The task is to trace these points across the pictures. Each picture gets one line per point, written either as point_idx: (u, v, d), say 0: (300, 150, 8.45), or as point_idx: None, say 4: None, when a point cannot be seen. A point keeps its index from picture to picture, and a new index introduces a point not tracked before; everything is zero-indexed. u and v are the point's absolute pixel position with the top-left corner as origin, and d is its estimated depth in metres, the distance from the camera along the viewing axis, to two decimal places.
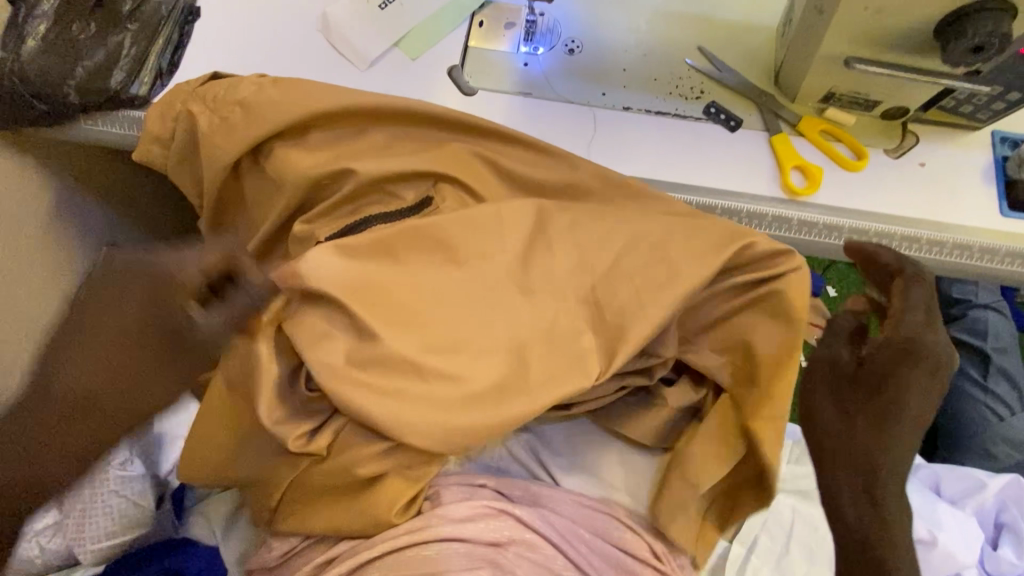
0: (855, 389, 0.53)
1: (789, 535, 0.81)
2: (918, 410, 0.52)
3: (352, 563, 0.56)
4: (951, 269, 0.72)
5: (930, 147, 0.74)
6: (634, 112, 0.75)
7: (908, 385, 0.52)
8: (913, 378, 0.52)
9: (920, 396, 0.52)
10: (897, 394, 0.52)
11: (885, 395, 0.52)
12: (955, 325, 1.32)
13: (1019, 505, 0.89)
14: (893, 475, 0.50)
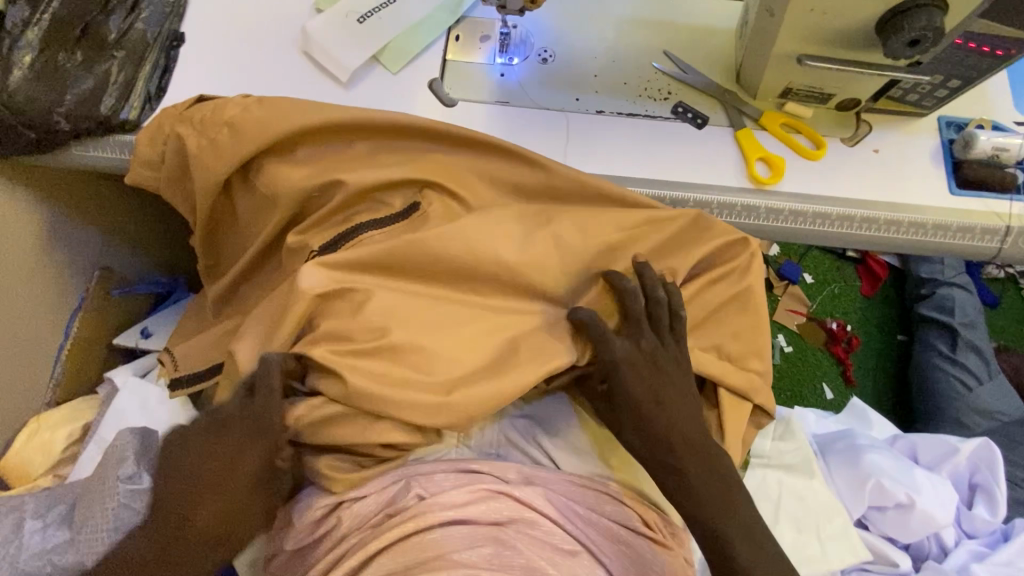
0: (640, 396, 0.62)
1: (777, 507, 0.85)
2: (670, 392, 0.63)
3: (360, 554, 0.58)
4: (910, 246, 0.77)
5: (882, 134, 0.79)
6: (607, 114, 0.79)
7: (662, 378, 0.63)
8: (641, 382, 0.62)
9: (644, 385, 0.62)
10: (649, 397, 0.62)
11: (653, 392, 0.62)
12: (925, 303, 1.39)
13: (991, 466, 0.95)
14: (684, 450, 0.62)
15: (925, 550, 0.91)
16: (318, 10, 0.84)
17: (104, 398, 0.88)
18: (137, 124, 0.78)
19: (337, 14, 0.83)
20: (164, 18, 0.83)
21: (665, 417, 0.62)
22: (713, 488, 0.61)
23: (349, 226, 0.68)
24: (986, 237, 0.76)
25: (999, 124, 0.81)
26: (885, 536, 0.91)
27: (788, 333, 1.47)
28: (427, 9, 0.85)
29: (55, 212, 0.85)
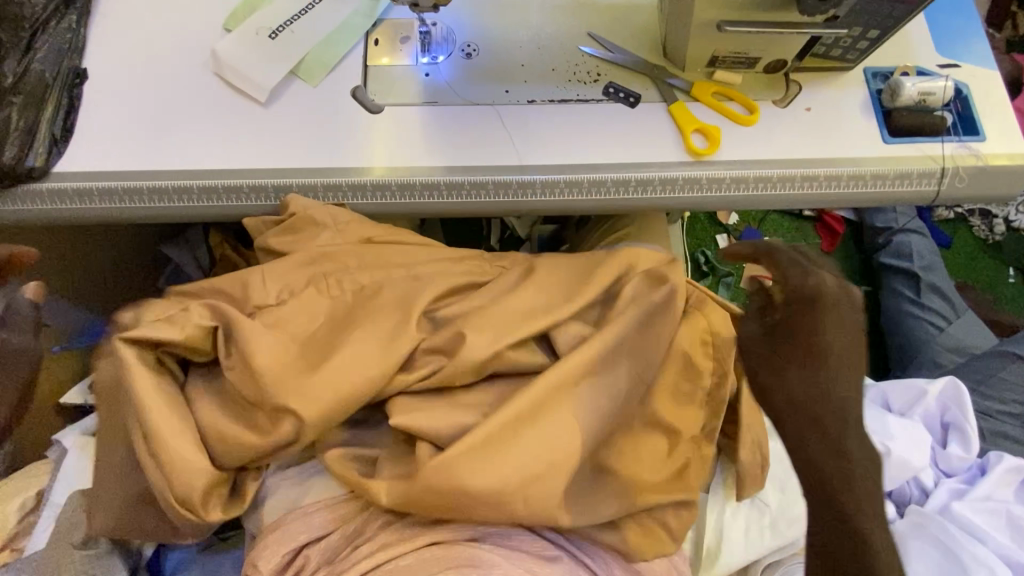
0: (848, 330, 0.58)
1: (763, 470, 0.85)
2: (843, 350, 0.58)
3: None
4: (853, 200, 0.77)
5: (814, 92, 0.79)
6: (539, 103, 0.78)
7: (843, 333, 0.58)
8: (847, 332, 0.58)
9: (842, 328, 0.58)
10: (845, 343, 0.58)
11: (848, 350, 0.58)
12: (885, 252, 1.45)
13: (959, 404, 0.96)
14: (850, 420, 0.56)
15: (907, 495, 0.92)
16: (227, 28, 0.81)
17: (54, 463, 0.82)
18: (46, 169, 0.73)
19: (248, 30, 0.80)
20: (62, 54, 0.78)
21: (846, 383, 0.57)
22: (866, 455, 0.55)
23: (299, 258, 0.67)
24: (923, 181, 0.77)
25: (923, 69, 0.82)
26: None
27: None
28: (341, 16, 0.82)
29: None
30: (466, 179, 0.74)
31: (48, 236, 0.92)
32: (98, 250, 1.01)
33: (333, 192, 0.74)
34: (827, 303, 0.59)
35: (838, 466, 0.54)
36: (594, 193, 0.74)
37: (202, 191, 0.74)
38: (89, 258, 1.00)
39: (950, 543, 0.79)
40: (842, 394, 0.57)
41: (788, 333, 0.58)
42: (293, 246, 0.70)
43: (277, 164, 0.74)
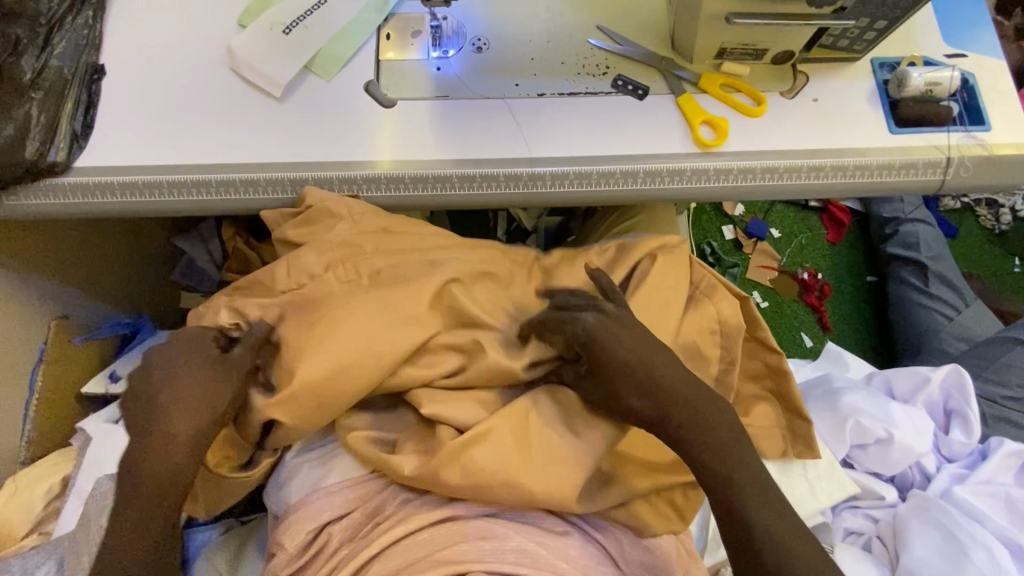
0: (623, 363, 0.58)
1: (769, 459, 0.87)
2: (653, 348, 0.59)
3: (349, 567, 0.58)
4: (860, 190, 0.78)
5: (821, 83, 0.80)
6: (549, 96, 0.79)
7: (643, 336, 0.60)
8: (629, 354, 0.58)
9: (629, 349, 0.59)
10: (636, 361, 0.58)
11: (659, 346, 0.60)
12: (890, 241, 1.46)
13: (962, 389, 0.98)
14: (698, 400, 0.58)
15: (909, 479, 0.94)
16: (241, 24, 0.82)
17: (78, 449, 0.84)
18: (68, 165, 0.75)
19: (261, 26, 0.81)
20: (81, 50, 0.79)
21: (671, 379, 0.58)
22: (721, 427, 0.58)
23: (317, 250, 0.69)
24: (928, 170, 0.77)
25: (930, 60, 0.82)
26: (870, 471, 0.94)
27: (763, 288, 1.52)
28: (353, 11, 0.83)
29: (27, 273, 0.88)
30: (478, 171, 0.76)
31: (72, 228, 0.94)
32: (114, 243, 1.03)
33: (347, 184, 0.75)
34: (617, 317, 0.60)
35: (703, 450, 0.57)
36: (603, 185, 0.76)
37: (220, 184, 0.76)
38: (106, 251, 1.02)
39: (950, 524, 0.81)
40: (674, 391, 0.58)
41: (595, 371, 0.60)
42: (309, 238, 0.72)
43: (293, 157, 0.76)
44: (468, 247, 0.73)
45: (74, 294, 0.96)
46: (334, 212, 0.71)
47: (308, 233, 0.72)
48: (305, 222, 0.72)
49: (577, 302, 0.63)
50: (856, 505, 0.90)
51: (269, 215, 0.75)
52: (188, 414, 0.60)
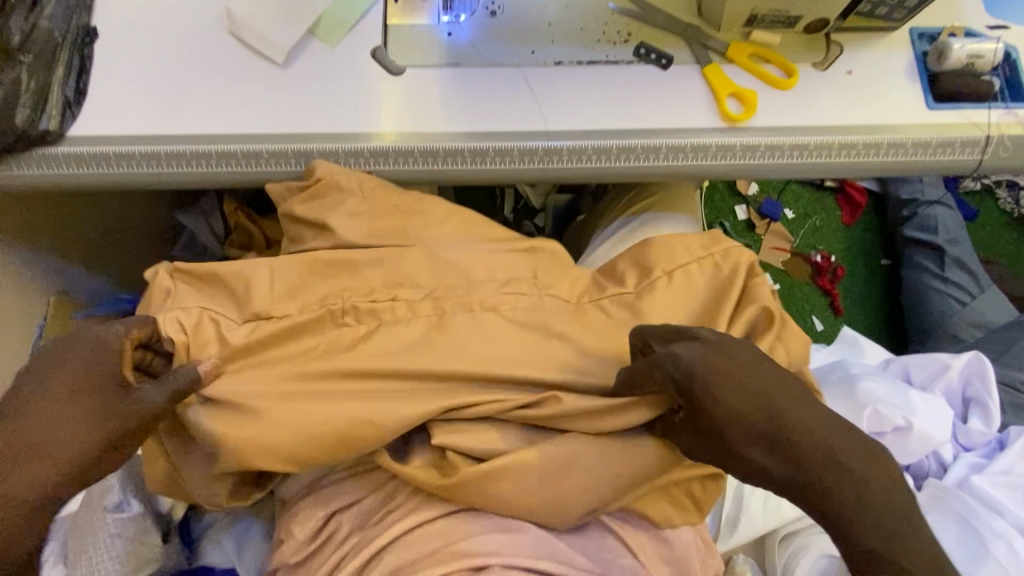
0: (738, 407, 0.51)
1: None
2: (777, 385, 0.52)
3: (360, 557, 0.57)
4: (893, 170, 0.74)
5: (855, 55, 0.76)
6: (566, 65, 0.74)
7: (753, 367, 0.52)
8: (740, 396, 0.51)
9: (741, 391, 0.51)
10: (751, 402, 0.51)
11: (773, 376, 0.52)
12: (908, 224, 1.42)
13: (982, 377, 0.96)
14: (830, 435, 0.51)
15: (926, 468, 0.93)
16: None
17: None
18: (61, 133, 0.72)
19: None
20: (71, 10, 0.75)
21: (794, 415, 0.51)
22: (862, 457, 0.51)
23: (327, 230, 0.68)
24: (966, 150, 0.73)
25: (972, 31, 0.77)
26: None
27: (776, 271, 1.48)
28: None
29: (23, 249, 0.85)
30: (491, 145, 0.72)
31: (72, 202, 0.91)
32: (113, 218, 1.00)
33: (355, 158, 0.72)
34: (718, 349, 0.53)
35: (849, 491, 0.50)
36: (623, 161, 0.72)
37: (221, 156, 0.72)
38: (105, 225, 0.98)
39: (968, 515, 0.79)
40: (799, 430, 0.50)
41: (705, 422, 0.52)
42: (317, 214, 0.69)
43: (297, 128, 0.72)
44: (482, 227, 0.71)
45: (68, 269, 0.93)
46: (342, 189, 0.69)
47: (315, 209, 0.69)
48: (313, 198, 0.69)
49: (664, 335, 0.55)
50: None
51: (275, 189, 0.72)
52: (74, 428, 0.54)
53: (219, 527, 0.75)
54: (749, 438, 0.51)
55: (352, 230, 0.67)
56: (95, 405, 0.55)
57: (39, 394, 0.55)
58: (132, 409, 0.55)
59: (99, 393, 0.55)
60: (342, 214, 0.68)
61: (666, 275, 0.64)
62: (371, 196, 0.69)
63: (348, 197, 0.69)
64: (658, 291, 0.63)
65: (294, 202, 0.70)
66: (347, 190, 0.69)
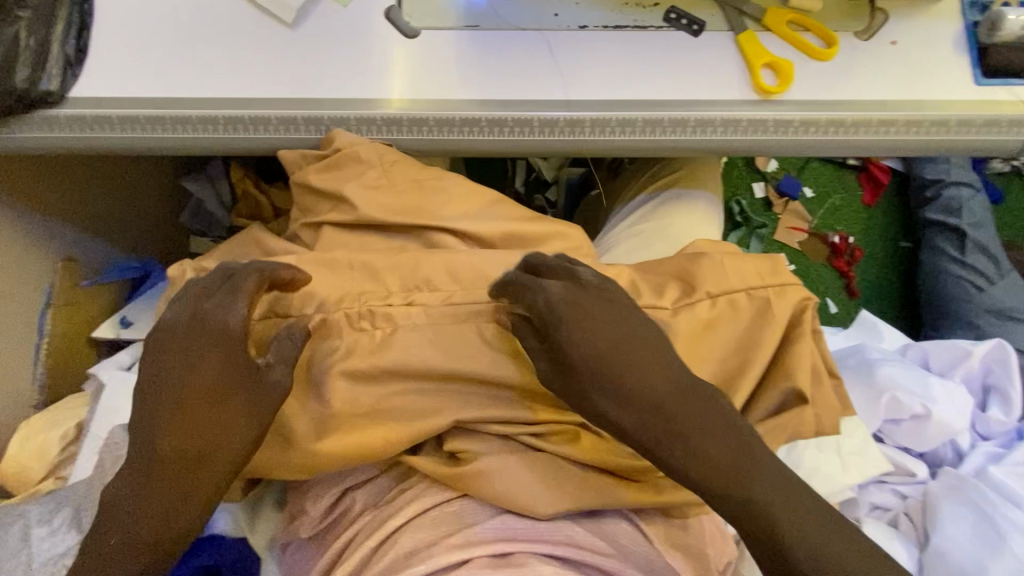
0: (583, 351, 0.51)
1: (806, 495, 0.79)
2: (628, 330, 0.53)
3: (371, 540, 0.57)
4: (931, 149, 0.71)
5: (901, 24, 0.71)
6: (592, 29, 0.70)
7: (606, 310, 0.53)
8: (585, 337, 0.52)
9: (586, 337, 0.52)
10: (597, 351, 0.51)
11: (628, 323, 0.53)
12: (931, 206, 1.37)
13: (1004, 366, 0.94)
14: (675, 400, 0.51)
15: (941, 456, 0.91)
16: None
17: (92, 395, 0.82)
18: (63, 95, 0.68)
19: None
20: None
21: (638, 366, 0.51)
22: (711, 408, 0.51)
23: (341, 203, 0.66)
24: (1012, 129, 0.69)
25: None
26: (900, 446, 0.91)
27: (792, 251, 1.45)
28: None
29: (33, 219, 0.83)
30: (510, 114, 0.68)
31: (78, 167, 0.89)
32: (119, 183, 0.98)
33: (367, 126, 0.69)
34: (588, 291, 0.54)
35: (684, 458, 0.50)
36: (649, 134, 0.68)
37: (229, 121, 0.69)
38: (111, 190, 0.96)
39: (983, 507, 0.78)
40: (649, 381, 0.51)
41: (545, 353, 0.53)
42: (329, 185, 0.66)
43: (307, 93, 0.69)
44: (499, 203, 0.68)
45: (80, 240, 0.92)
46: (355, 160, 0.66)
47: (328, 179, 0.66)
48: (324, 167, 0.67)
49: (547, 270, 0.56)
50: (884, 480, 0.88)
51: (287, 157, 0.69)
52: (208, 414, 0.52)
53: (226, 504, 0.73)
54: (589, 373, 0.51)
55: (365, 203, 0.65)
56: (227, 397, 0.53)
57: (169, 402, 0.52)
58: (254, 394, 0.54)
59: (237, 378, 0.53)
60: (355, 185, 0.66)
61: (711, 298, 0.61)
62: (385, 168, 0.67)
63: (361, 168, 0.66)
64: (701, 326, 0.60)
65: (305, 172, 0.67)
66: (360, 160, 0.66)
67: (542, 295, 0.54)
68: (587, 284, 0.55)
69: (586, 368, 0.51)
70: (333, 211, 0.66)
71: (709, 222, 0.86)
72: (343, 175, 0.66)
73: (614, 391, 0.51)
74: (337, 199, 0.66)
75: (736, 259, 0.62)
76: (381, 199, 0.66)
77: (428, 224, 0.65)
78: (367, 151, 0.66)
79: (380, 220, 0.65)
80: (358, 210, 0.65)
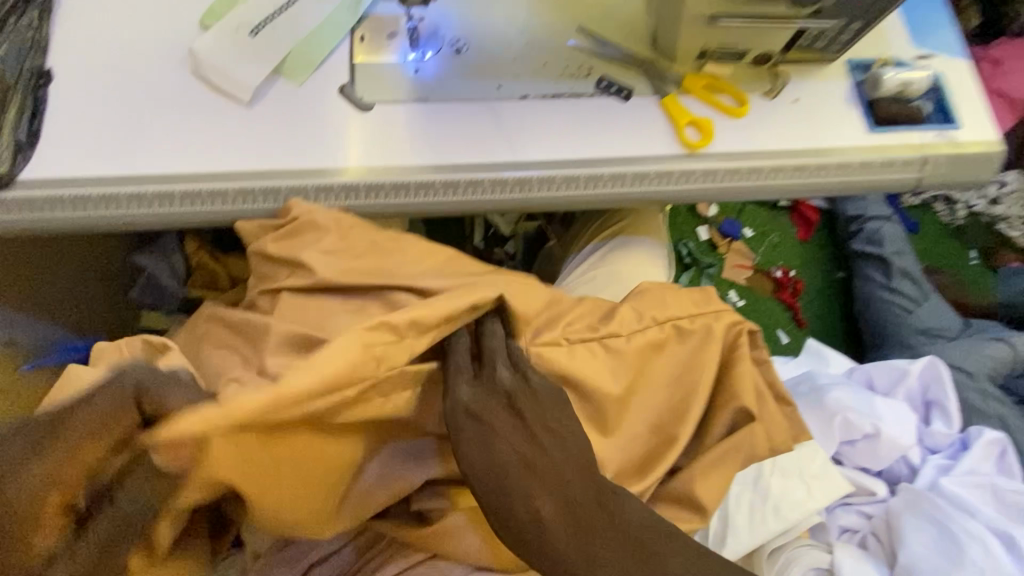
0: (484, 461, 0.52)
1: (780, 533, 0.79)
2: (534, 444, 0.54)
3: None
4: (839, 190, 0.80)
5: (800, 84, 0.81)
6: (532, 98, 0.77)
7: (519, 416, 0.55)
8: (485, 447, 0.53)
9: (491, 451, 0.54)
10: (500, 449, 0.54)
11: (537, 421, 0.55)
12: (858, 239, 1.50)
13: (940, 381, 1.01)
14: (564, 523, 0.52)
15: (897, 473, 0.96)
16: (204, 25, 0.78)
17: None
18: (11, 178, 0.68)
19: (226, 27, 0.77)
20: (24, 54, 0.73)
21: (529, 487, 0.53)
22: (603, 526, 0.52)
23: (300, 268, 0.67)
24: (904, 169, 0.79)
25: (900, 61, 0.84)
26: (859, 467, 0.95)
27: (739, 288, 1.53)
28: (323, 13, 0.79)
29: None
30: (461, 177, 0.72)
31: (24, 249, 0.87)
32: (68, 262, 0.96)
33: (324, 194, 0.72)
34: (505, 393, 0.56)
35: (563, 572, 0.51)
36: (591, 188, 0.74)
37: (185, 195, 0.70)
38: (58, 270, 0.94)
39: (941, 519, 0.82)
40: (537, 503, 0.52)
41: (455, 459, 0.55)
42: (288, 252, 0.68)
43: (264, 165, 0.71)
44: (456, 259, 0.71)
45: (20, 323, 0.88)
46: (313, 226, 0.69)
47: (286, 245, 0.68)
48: (283, 234, 0.69)
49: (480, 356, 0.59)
50: (848, 502, 0.91)
51: (244, 228, 0.71)
52: None
53: None
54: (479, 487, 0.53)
55: (325, 267, 0.67)
56: None
57: None
58: None
59: None
60: (313, 250, 0.67)
61: (658, 323, 0.64)
62: (342, 232, 0.69)
63: (319, 234, 0.69)
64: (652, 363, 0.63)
65: (264, 240, 0.69)
66: (318, 226, 0.69)
67: (455, 387, 0.56)
68: (504, 380, 0.57)
69: (482, 477, 0.53)
70: (292, 277, 0.67)
71: (657, 265, 0.92)
72: (302, 241, 0.68)
73: (508, 504, 0.52)
74: (296, 265, 0.68)
75: (680, 298, 0.66)
76: (340, 262, 0.67)
77: (388, 284, 0.67)
78: (324, 217, 0.69)
79: (340, 283, 0.66)
80: (318, 273, 0.66)
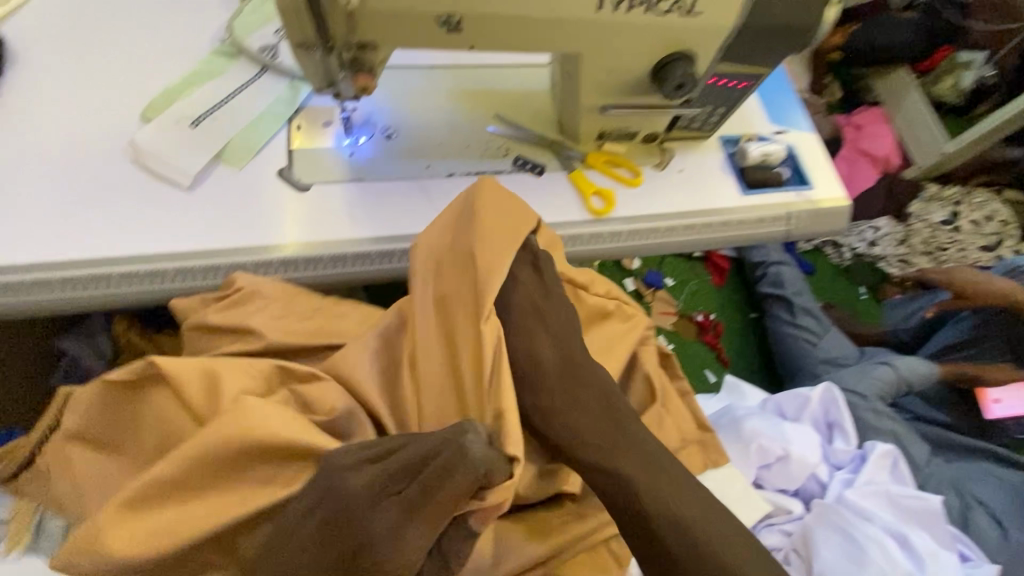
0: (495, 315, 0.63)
1: None
2: (555, 314, 0.66)
3: None
4: (722, 243, 0.95)
5: (683, 157, 0.96)
6: (457, 176, 0.87)
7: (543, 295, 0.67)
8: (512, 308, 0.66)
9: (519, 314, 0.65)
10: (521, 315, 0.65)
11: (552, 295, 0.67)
12: (764, 281, 1.67)
13: (836, 403, 1.14)
14: (558, 374, 0.62)
15: (810, 490, 1.05)
16: (145, 118, 0.83)
17: None
18: None
19: (167, 120, 0.82)
20: None
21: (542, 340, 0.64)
22: (582, 384, 0.62)
23: (240, 339, 0.70)
24: (773, 223, 0.95)
25: (761, 136, 1.02)
26: (776, 488, 1.04)
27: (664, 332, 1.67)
28: (261, 105, 0.87)
29: None
30: (395, 247, 0.80)
31: None
32: None
33: (264, 268, 0.77)
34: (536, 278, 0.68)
35: (549, 414, 0.60)
36: None
37: (123, 276, 0.73)
38: None
39: (847, 527, 0.91)
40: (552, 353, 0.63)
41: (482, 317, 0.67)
42: (228, 324, 0.71)
43: (204, 244, 0.75)
44: None
45: None
46: (252, 299, 0.72)
47: (226, 319, 0.71)
48: (223, 308, 0.72)
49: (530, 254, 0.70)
50: (770, 521, 0.99)
51: (183, 304, 0.73)
52: None
53: None
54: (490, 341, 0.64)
55: (266, 337, 0.70)
56: None
57: None
58: None
59: None
60: (253, 321, 0.71)
61: None
62: (282, 303, 0.73)
63: (258, 306, 0.72)
64: None
65: (203, 315, 0.72)
66: (257, 298, 0.72)
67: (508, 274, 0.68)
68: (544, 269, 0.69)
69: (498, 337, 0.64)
70: (232, 348, 0.70)
71: None
72: (242, 314, 0.72)
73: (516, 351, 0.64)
74: (236, 337, 0.71)
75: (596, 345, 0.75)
76: (280, 331, 0.71)
77: (328, 349, 0.71)
78: (263, 290, 0.73)
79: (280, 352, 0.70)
80: (258, 344, 0.70)
